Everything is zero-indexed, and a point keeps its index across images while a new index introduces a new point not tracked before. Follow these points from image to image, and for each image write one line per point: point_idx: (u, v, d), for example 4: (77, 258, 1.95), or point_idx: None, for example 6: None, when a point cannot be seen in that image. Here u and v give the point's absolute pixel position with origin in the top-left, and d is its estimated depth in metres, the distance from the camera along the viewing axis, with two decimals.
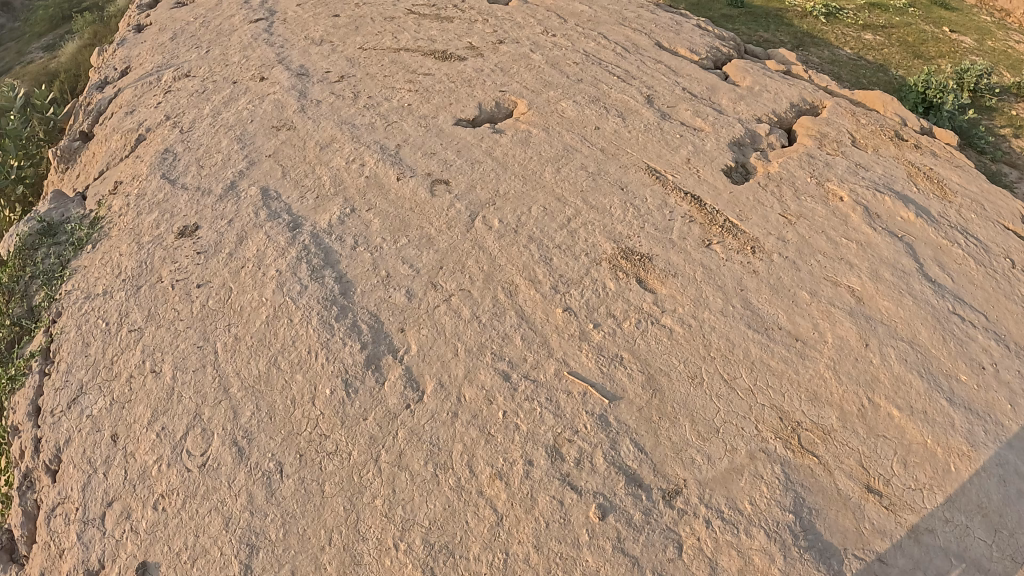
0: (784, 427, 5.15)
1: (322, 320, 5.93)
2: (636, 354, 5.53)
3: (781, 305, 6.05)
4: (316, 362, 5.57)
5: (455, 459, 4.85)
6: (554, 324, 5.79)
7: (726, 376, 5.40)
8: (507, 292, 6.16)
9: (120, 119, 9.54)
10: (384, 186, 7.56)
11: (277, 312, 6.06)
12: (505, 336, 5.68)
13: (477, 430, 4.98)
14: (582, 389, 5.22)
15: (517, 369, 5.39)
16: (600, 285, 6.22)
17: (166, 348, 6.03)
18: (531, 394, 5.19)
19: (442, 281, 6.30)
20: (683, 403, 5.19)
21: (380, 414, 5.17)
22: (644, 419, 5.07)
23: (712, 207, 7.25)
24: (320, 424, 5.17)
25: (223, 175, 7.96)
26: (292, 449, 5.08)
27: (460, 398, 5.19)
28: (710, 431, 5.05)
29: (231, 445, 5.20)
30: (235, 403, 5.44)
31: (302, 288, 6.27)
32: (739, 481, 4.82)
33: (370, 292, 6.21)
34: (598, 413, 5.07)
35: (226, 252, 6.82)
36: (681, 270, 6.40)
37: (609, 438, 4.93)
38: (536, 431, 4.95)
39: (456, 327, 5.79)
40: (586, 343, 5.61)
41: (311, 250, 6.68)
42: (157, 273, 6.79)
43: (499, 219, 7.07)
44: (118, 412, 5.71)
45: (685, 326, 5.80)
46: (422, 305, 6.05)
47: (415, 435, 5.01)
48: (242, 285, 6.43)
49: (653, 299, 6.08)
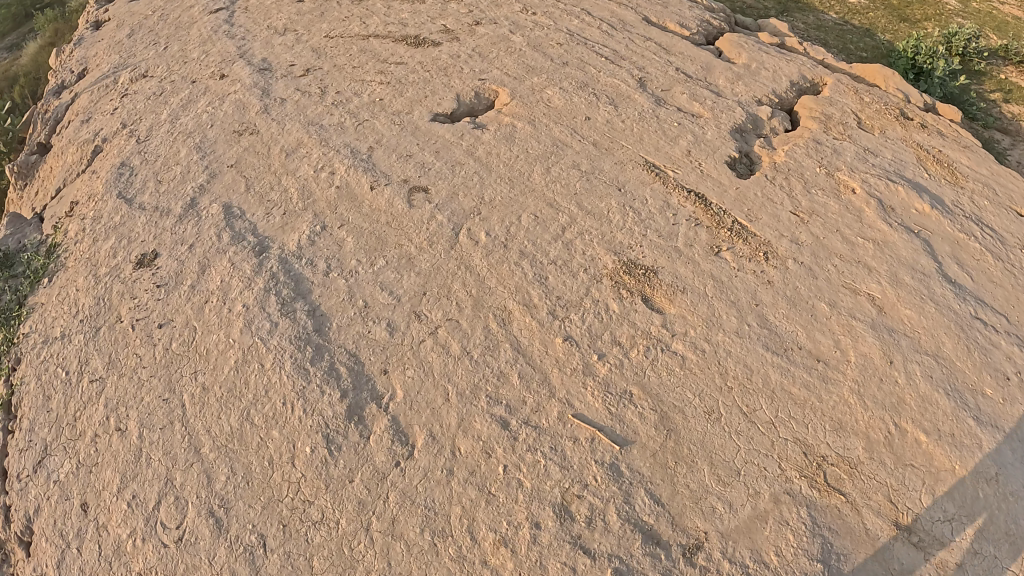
0: (808, 463, 4.73)
1: (296, 363, 5.36)
2: (645, 389, 5.08)
3: (799, 321, 5.57)
4: (293, 415, 5.06)
5: (454, 525, 4.44)
6: (553, 357, 5.31)
7: (744, 409, 4.98)
8: (500, 320, 5.61)
9: (75, 129, 8.68)
10: (357, 198, 6.81)
11: (247, 355, 5.47)
12: (500, 374, 5.20)
13: (476, 490, 4.56)
14: (590, 435, 4.80)
15: (516, 414, 4.94)
16: (601, 308, 5.70)
17: (131, 403, 5.38)
18: (532, 444, 4.76)
19: (427, 310, 5.70)
20: (699, 444, 4.78)
21: (368, 474, 4.72)
22: (657, 466, 4.66)
23: (718, 207, 6.65)
24: (303, 489, 4.72)
25: (183, 191, 7.16)
26: (274, 519, 4.63)
27: (455, 452, 4.76)
28: (729, 474, 4.65)
29: (207, 516, 4.72)
30: (208, 467, 4.94)
31: (272, 326, 5.64)
32: (764, 529, 4.42)
33: (347, 327, 5.63)
34: (608, 462, 4.66)
35: (188, 284, 6.13)
36: (689, 285, 5.88)
37: (622, 491, 4.53)
38: (541, 488, 4.54)
39: (446, 366, 5.28)
40: (591, 379, 5.14)
41: (280, 279, 6.00)
42: (116, 312, 6.06)
43: (486, 232, 6.40)
44: (87, 477, 5.10)
45: (695, 352, 5.33)
46: (408, 341, 5.48)
47: (408, 498, 4.58)
48: (207, 324, 5.77)
49: (660, 321, 5.58)
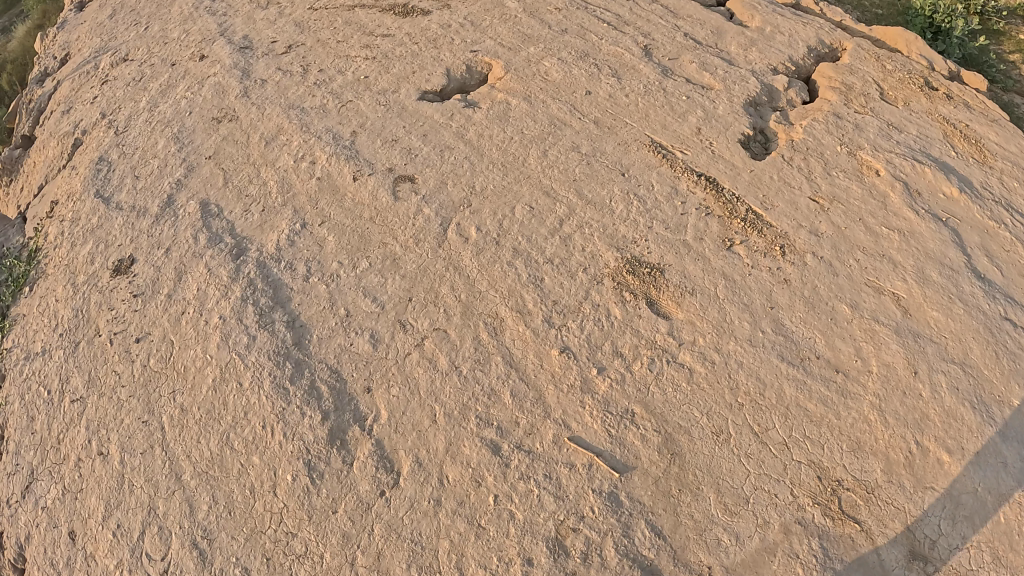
0: (823, 489, 4.39)
1: (275, 382, 4.98)
2: (647, 407, 4.70)
3: (818, 325, 5.05)
4: (273, 440, 4.75)
5: (443, 561, 4.22)
6: (549, 371, 4.87)
7: (755, 429, 4.60)
8: (491, 330, 5.11)
9: (56, 120, 8.18)
10: (340, 191, 6.19)
11: (224, 373, 5.09)
12: (490, 392, 4.82)
13: (466, 522, 4.31)
14: (587, 461, 4.48)
15: (508, 438, 4.62)
16: (601, 313, 5.16)
17: (113, 426, 5.08)
18: (525, 471, 4.47)
19: (412, 319, 5.22)
20: (704, 468, 4.45)
21: (353, 504, 4.46)
22: (659, 494, 4.36)
23: (730, 192, 5.95)
24: (286, 520, 4.48)
25: (160, 188, 6.60)
26: (257, 552, 4.42)
27: (443, 480, 4.48)
28: (737, 502, 4.33)
29: (190, 548, 4.52)
30: (190, 494, 4.69)
31: (250, 340, 5.20)
32: (771, 563, 4.15)
33: (328, 340, 5.17)
34: (606, 491, 4.37)
35: (166, 292, 5.72)
36: (698, 286, 5.28)
37: (621, 523, 4.26)
38: (534, 520, 4.28)
39: (433, 384, 4.88)
40: (589, 397, 4.74)
41: (258, 287, 5.51)
42: (94, 325, 5.69)
43: (476, 226, 5.77)
44: (73, 505, 4.87)
45: (703, 364, 4.87)
46: (393, 354, 5.04)
47: (395, 531, 4.34)
48: (185, 337, 5.38)
49: (665, 328, 5.06)
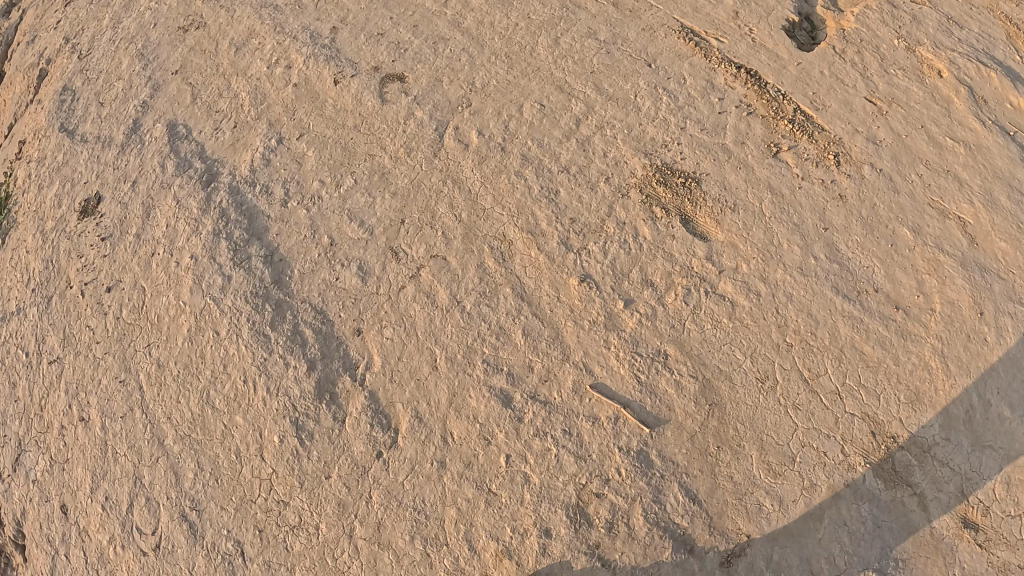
0: (876, 446, 3.74)
1: (255, 328, 4.10)
2: (681, 348, 3.78)
3: (876, 252, 4.12)
4: (256, 396, 4.00)
5: (449, 532, 3.53)
6: (567, 305, 3.87)
7: (805, 375, 3.78)
8: (498, 256, 4.00)
9: (20, 52, 6.61)
10: (320, 97, 4.75)
11: (198, 320, 4.28)
12: (500, 330, 3.83)
13: (474, 488, 3.58)
14: (614, 413, 3.64)
15: (521, 387, 3.73)
16: (628, 233, 4.03)
17: (90, 388, 4.39)
18: (541, 427, 3.63)
19: (406, 247, 4.10)
20: (748, 422, 3.68)
21: (346, 469, 3.70)
22: (693, 454, 3.61)
23: (774, 88, 4.62)
24: (275, 487, 3.87)
25: (126, 112, 5.33)
26: (249, 522, 3.87)
27: (448, 439, 3.67)
28: (781, 460, 3.64)
29: (179, 521, 3.98)
30: (174, 461, 4.09)
31: (226, 283, 4.29)
32: (818, 532, 3.57)
33: (310, 274, 4.14)
34: (635, 450, 3.58)
35: (134, 232, 4.77)
36: (742, 201, 4.15)
37: (651, 487, 3.52)
38: (552, 484, 3.55)
39: (434, 323, 3.87)
40: (615, 335, 3.80)
41: (232, 219, 4.44)
42: (64, 276, 4.76)
43: (478, 131, 4.38)
44: (61, 477, 4.30)
45: (746, 298, 3.88)
46: (387, 290, 3.98)
47: (396, 498, 3.62)
48: (156, 282, 4.53)
49: (703, 254, 3.99)
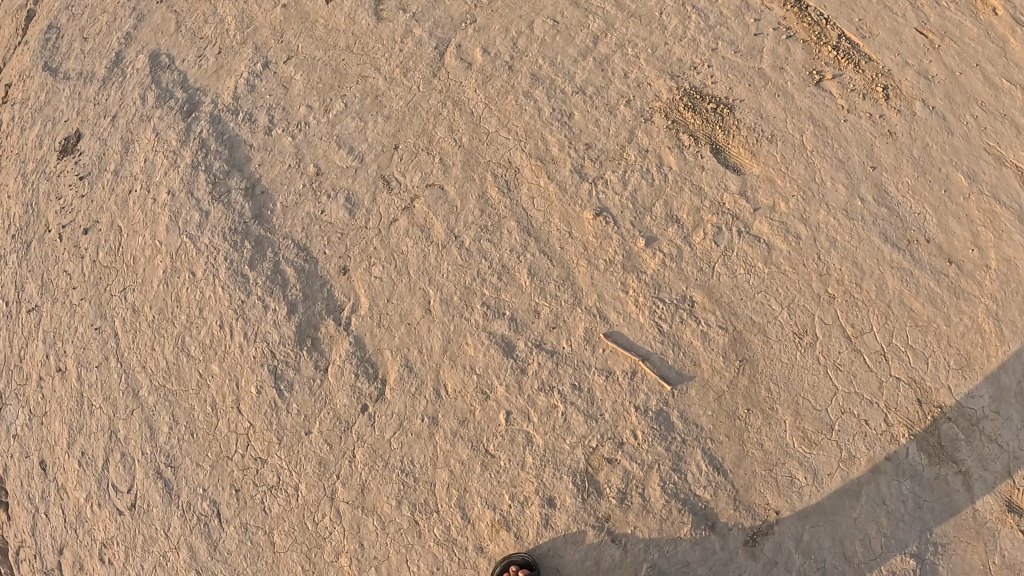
0: (921, 417, 3.18)
1: (233, 268, 3.60)
2: (710, 294, 3.09)
3: (928, 197, 3.45)
4: (232, 343, 3.51)
5: (440, 498, 3.07)
6: (580, 242, 3.20)
7: (847, 331, 3.24)
8: (502, 186, 3.26)
9: None
10: (311, 17, 3.99)
11: (173, 259, 3.72)
12: (502, 269, 3.20)
13: (468, 448, 3.06)
14: (632, 367, 3.07)
15: (525, 334, 3.16)
16: (653, 163, 3.24)
17: (66, 336, 3.80)
18: (546, 381, 3.08)
19: (399, 176, 3.45)
20: (784, 382, 3.08)
21: (327, 424, 3.24)
22: (717, 417, 3.01)
23: (815, 11, 3.72)
24: (252, 443, 3.40)
25: (110, 45, 4.33)
26: (224, 481, 3.41)
27: (440, 393, 3.14)
28: (817, 427, 3.11)
29: (153, 478, 3.50)
30: (148, 414, 3.59)
31: (202, 219, 3.73)
32: (853, 510, 3.05)
33: (293, 207, 3.60)
34: (654, 411, 3.01)
35: (111, 170, 4.03)
36: (780, 131, 3.47)
37: (671, 454, 2.98)
38: (557, 446, 3.02)
39: (433, 264, 3.24)
40: (634, 278, 3.17)
41: (212, 150, 3.83)
42: (43, 220, 4.06)
43: (483, 47, 3.61)
44: (40, 431, 3.77)
45: (785, 240, 3.27)
46: (376, 225, 3.40)
47: (382, 459, 3.14)
48: (133, 222, 3.87)
49: (737, 187, 3.29)
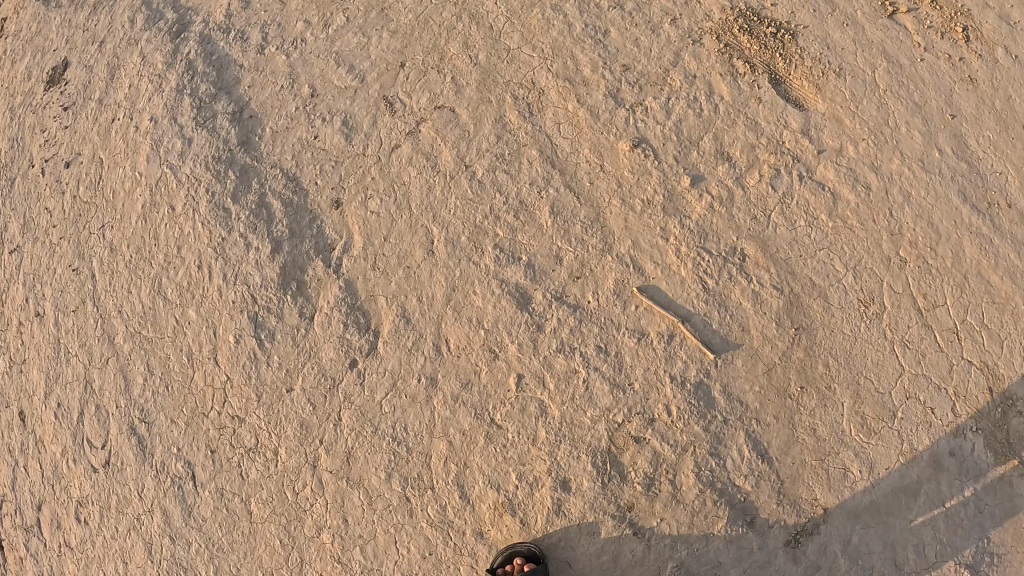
0: (993, 410, 2.64)
1: (213, 201, 3.07)
2: (762, 247, 2.48)
3: (1014, 155, 2.87)
4: (209, 286, 3.02)
5: (435, 472, 2.41)
6: (613, 177, 2.53)
7: (919, 303, 2.69)
8: (523, 109, 2.71)
9: None
10: None
11: (152, 192, 3.16)
12: (520, 205, 2.53)
13: (470, 416, 2.39)
14: (670, 329, 2.39)
15: (543, 284, 2.45)
16: (701, 90, 2.73)
17: (45, 279, 3.22)
18: (567, 340, 2.39)
19: (405, 96, 2.96)
20: (844, 358, 2.53)
21: (311, 381, 2.82)
22: (765, 393, 2.41)
23: None
24: (229, 400, 2.94)
25: None
26: (199, 441, 2.94)
27: (444, 347, 2.45)
28: (878, 414, 2.57)
29: (127, 434, 3.00)
30: (124, 363, 3.06)
31: (184, 147, 3.16)
32: (909, 513, 2.55)
33: (282, 132, 3.09)
34: (692, 383, 2.36)
35: (96, 99, 3.36)
36: (850, 63, 2.93)
37: (710, 435, 2.36)
38: (578, 419, 2.35)
39: (440, 198, 2.60)
40: (676, 223, 2.48)
41: (198, 71, 3.24)
42: (27, 154, 3.41)
43: None
44: (18, 380, 3.20)
45: (853, 189, 2.73)
46: (376, 151, 2.92)
47: (370, 423, 2.48)
48: (114, 153, 3.26)
49: (798, 124, 2.75)
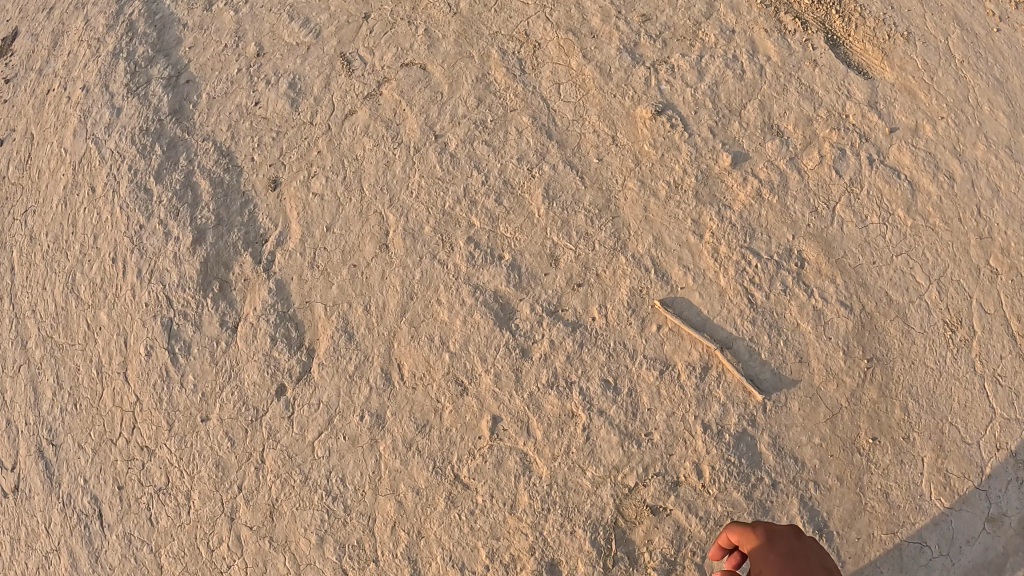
0: None
1: (134, 181, 2.16)
2: (826, 248, 1.88)
3: None
4: (122, 284, 2.11)
5: (380, 542, 1.78)
6: (629, 151, 1.93)
7: (1013, 327, 1.91)
8: (512, 66, 2.07)
9: None
10: None
11: (76, 172, 2.24)
12: (503, 186, 1.91)
13: (427, 471, 1.77)
14: (704, 360, 1.78)
15: (532, 293, 1.83)
16: (742, 48, 2.08)
17: None
18: (562, 372, 1.78)
19: (364, 51, 2.18)
20: (925, 400, 1.85)
21: (230, 409, 1.94)
22: (825, 447, 1.79)
23: None
24: (138, 426, 2.02)
25: None
26: (105, 473, 2.02)
27: (395, 376, 1.83)
28: (965, 473, 1.84)
29: (33, 457, 2.08)
30: (30, 361, 2.14)
31: (113, 118, 2.25)
32: None
33: (220, 98, 2.20)
34: (733, 435, 1.75)
35: (37, 70, 2.41)
36: (920, 27, 2.15)
37: (751, 504, 1.73)
38: (574, 480, 1.73)
39: (400, 176, 1.97)
40: (713, 213, 1.88)
41: (138, 31, 2.33)
42: None
43: None
44: None
45: (934, 179, 2.00)
46: (326, 120, 2.12)
47: (299, 469, 1.85)
48: (42, 127, 2.33)
49: (864, 95, 2.06)
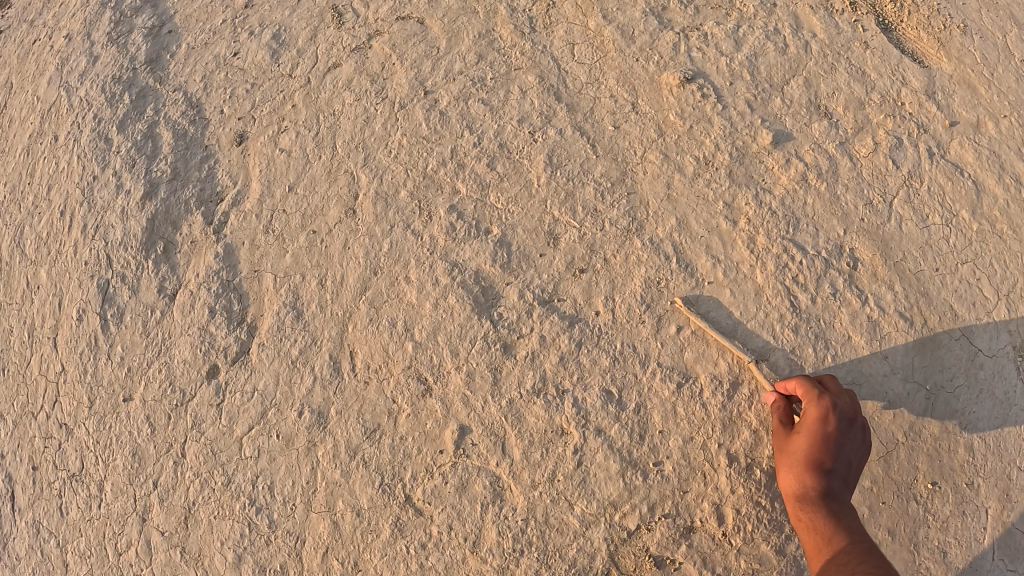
0: None
1: (98, 130, 1.77)
2: (881, 249, 1.56)
3: None
4: (67, 239, 1.71)
5: (309, 570, 1.44)
6: (651, 121, 1.63)
7: None
8: (521, 23, 1.74)
9: None
10: None
11: (41, 121, 1.83)
12: (498, 149, 1.61)
13: (373, 487, 1.43)
14: (733, 373, 1.45)
15: (522, 277, 1.51)
16: (784, 22, 1.75)
17: None
18: (553, 376, 1.45)
19: (357, 3, 1.80)
20: (994, 439, 1.49)
21: (154, 390, 1.57)
22: (874, 493, 1.46)
23: None
24: (60, 401, 1.62)
25: None
26: (21, 451, 1.62)
27: (346, 365, 1.50)
28: None
29: None
30: None
31: (89, 66, 1.85)
32: None
33: (200, 50, 1.82)
34: (765, 471, 1.41)
35: (29, 21, 2.00)
36: (979, 19, 1.80)
37: (778, 556, 1.38)
38: (557, 515, 1.39)
39: (378, 133, 1.66)
40: (746, 195, 1.57)
41: None
42: None
43: None
44: None
45: (999, 181, 1.64)
46: (306, 72, 1.75)
47: (222, 470, 1.50)
48: (19, 75, 1.93)
49: (922, 83, 1.71)
